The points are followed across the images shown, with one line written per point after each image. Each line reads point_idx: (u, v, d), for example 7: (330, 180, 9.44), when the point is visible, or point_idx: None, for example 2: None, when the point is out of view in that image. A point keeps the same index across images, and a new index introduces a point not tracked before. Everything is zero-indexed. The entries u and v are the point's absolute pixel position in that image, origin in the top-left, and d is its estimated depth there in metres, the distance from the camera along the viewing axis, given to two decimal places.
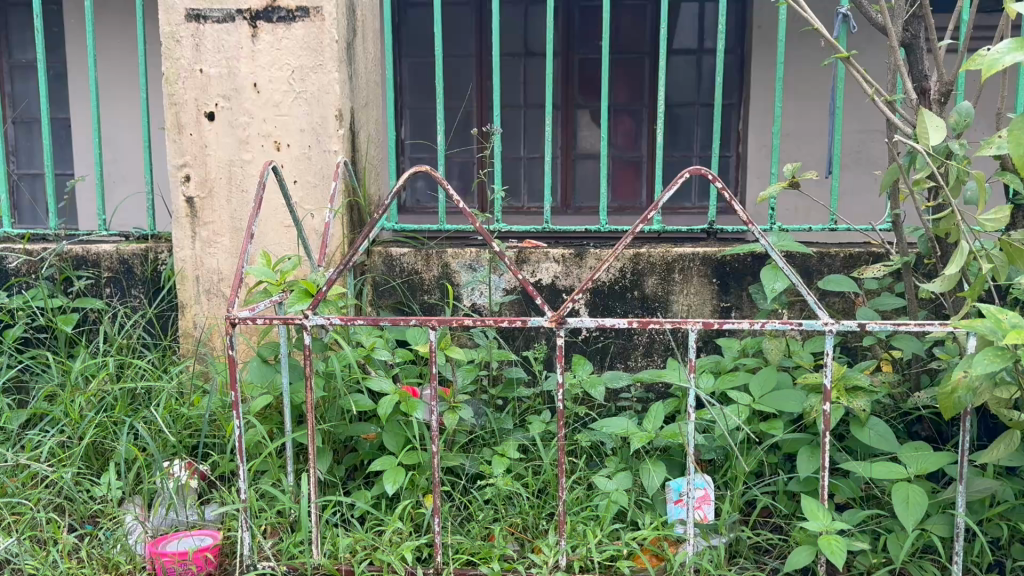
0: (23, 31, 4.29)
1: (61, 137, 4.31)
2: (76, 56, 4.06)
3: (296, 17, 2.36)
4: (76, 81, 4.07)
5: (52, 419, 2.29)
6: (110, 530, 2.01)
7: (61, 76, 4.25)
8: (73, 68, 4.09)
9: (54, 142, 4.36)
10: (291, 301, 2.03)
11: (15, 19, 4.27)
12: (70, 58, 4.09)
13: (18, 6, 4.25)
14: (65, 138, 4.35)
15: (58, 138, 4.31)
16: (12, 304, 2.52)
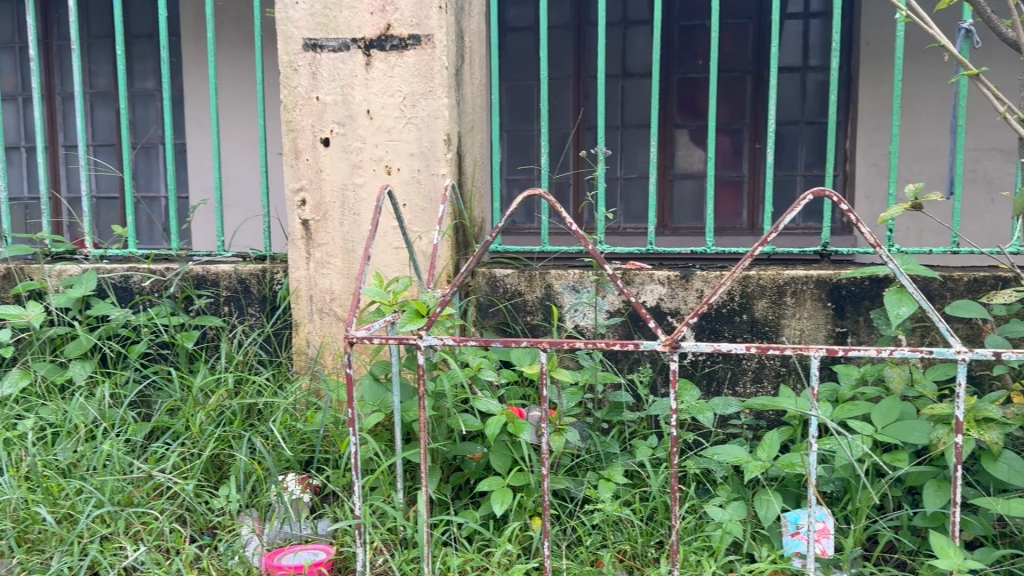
0: (144, 61, 4.54)
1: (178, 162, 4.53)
2: (196, 84, 4.28)
3: (408, 45, 2.42)
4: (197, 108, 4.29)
5: (174, 433, 2.37)
6: (229, 542, 2.09)
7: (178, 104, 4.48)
8: (193, 96, 4.31)
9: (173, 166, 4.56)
10: (403, 322, 2.11)
11: (137, 50, 4.53)
12: (191, 86, 4.31)
13: (138, 39, 4.50)
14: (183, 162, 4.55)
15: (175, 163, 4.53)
16: (137, 321, 2.58)
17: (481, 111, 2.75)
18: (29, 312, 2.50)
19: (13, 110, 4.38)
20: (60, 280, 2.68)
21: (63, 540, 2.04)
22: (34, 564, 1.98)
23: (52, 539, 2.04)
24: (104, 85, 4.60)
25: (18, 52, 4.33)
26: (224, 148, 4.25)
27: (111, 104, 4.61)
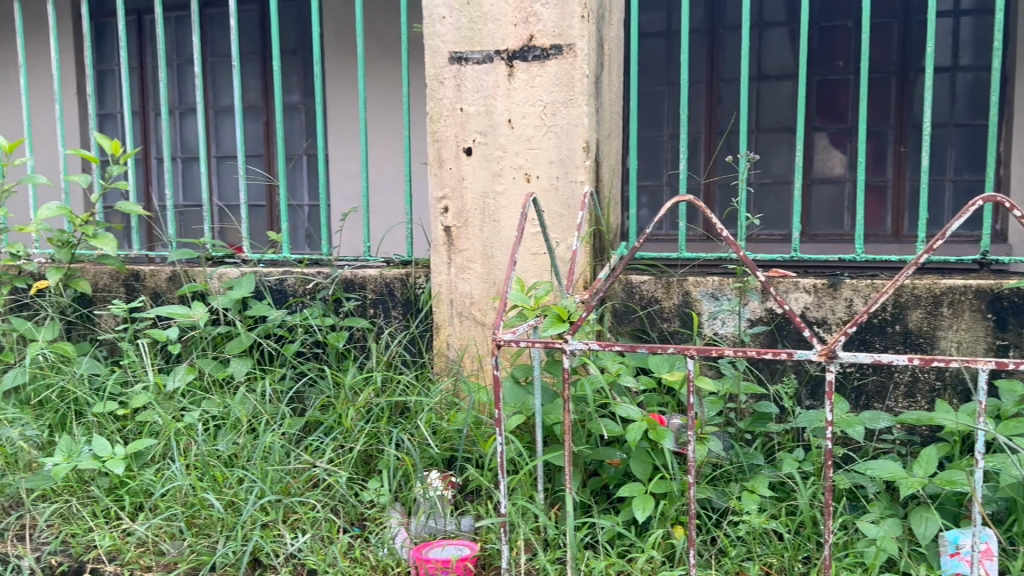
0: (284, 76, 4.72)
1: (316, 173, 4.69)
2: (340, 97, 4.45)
3: (550, 54, 2.46)
4: (341, 120, 4.46)
5: (327, 427, 2.49)
6: (377, 534, 2.18)
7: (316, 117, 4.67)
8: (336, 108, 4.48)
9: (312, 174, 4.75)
10: (545, 326, 2.18)
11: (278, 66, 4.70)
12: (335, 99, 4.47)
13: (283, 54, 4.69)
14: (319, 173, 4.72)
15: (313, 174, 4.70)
16: (292, 320, 2.71)
17: (619, 117, 2.75)
18: (195, 312, 2.60)
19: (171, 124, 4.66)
20: (220, 282, 2.77)
21: (229, 527, 2.15)
22: (202, 547, 2.10)
23: (218, 525, 2.16)
24: (254, 99, 4.75)
25: (176, 68, 4.63)
26: (372, 156, 4.44)
27: (260, 117, 4.74)
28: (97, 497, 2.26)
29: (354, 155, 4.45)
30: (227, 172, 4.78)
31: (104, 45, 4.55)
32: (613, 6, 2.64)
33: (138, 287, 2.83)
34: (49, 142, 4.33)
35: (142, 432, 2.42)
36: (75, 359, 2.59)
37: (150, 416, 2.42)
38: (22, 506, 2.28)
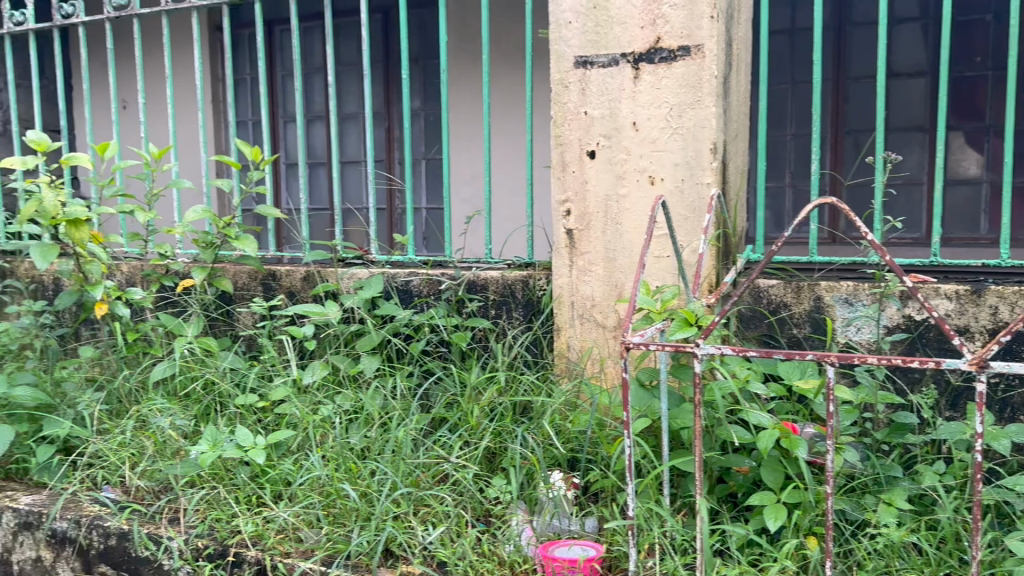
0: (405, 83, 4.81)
1: (435, 177, 4.77)
2: (464, 103, 4.53)
3: (678, 56, 2.42)
4: (465, 125, 4.54)
5: (453, 424, 2.55)
6: (501, 530, 2.23)
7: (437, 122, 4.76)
8: (460, 113, 4.56)
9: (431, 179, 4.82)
10: (672, 329, 2.17)
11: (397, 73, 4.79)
12: (458, 104, 4.56)
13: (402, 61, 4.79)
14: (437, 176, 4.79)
15: (432, 178, 4.77)
16: (417, 320, 2.78)
17: (747, 118, 2.67)
18: (329, 309, 2.73)
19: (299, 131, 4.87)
20: (350, 282, 2.90)
21: (364, 517, 2.23)
22: (338, 536, 2.19)
23: (352, 514, 2.24)
24: (378, 106, 4.90)
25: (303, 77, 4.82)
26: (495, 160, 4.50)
27: (383, 123, 4.87)
28: (238, 485, 2.35)
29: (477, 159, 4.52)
30: (351, 177, 4.96)
31: (249, 54, 4.82)
32: (741, 6, 2.58)
33: (273, 287, 2.97)
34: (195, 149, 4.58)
35: (281, 423, 2.53)
36: (217, 354, 2.71)
37: (288, 409, 2.53)
38: (171, 490, 2.37)
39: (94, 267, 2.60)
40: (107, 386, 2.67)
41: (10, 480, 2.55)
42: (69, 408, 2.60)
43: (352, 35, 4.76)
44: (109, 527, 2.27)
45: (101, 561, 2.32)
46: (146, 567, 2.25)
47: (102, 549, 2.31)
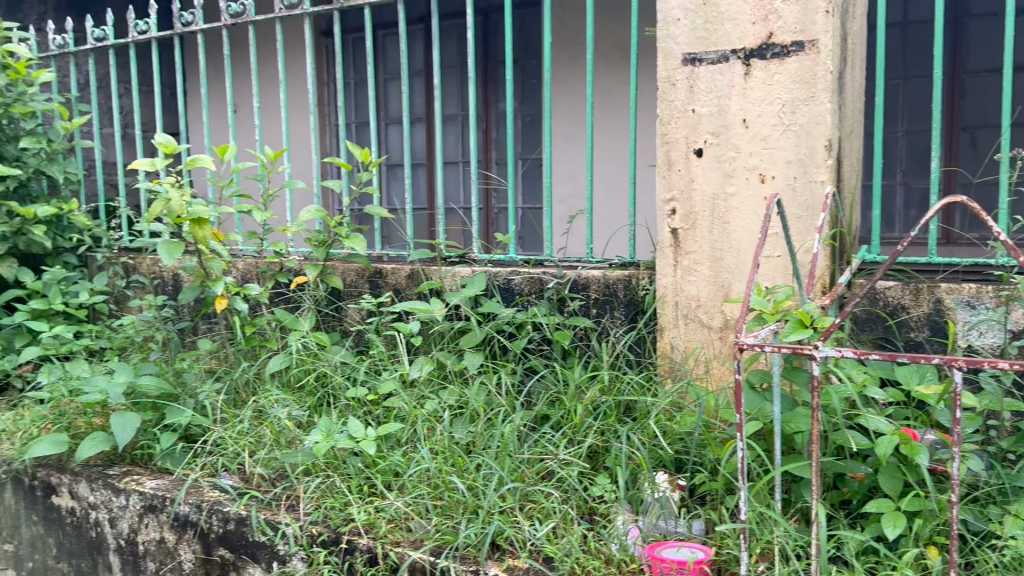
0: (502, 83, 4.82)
1: (532, 176, 4.78)
2: (565, 102, 4.53)
3: (791, 52, 2.34)
4: (567, 124, 4.54)
5: (556, 422, 2.53)
6: (605, 528, 2.20)
7: (535, 121, 4.76)
8: (561, 112, 4.55)
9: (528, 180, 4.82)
10: (786, 331, 2.12)
11: (496, 74, 4.82)
12: (559, 104, 4.56)
13: (499, 63, 4.81)
14: (534, 176, 4.79)
15: (530, 177, 4.78)
16: (518, 317, 2.78)
17: (861, 114, 2.58)
18: (434, 307, 2.75)
19: (399, 133, 4.96)
20: (453, 280, 2.94)
21: (471, 510, 2.25)
22: (446, 527, 2.21)
23: (460, 507, 2.26)
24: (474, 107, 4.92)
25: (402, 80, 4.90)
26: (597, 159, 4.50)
27: (480, 125, 4.90)
28: (349, 475, 2.42)
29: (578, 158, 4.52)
30: (450, 178, 5.01)
31: (355, 58, 4.97)
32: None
33: (380, 284, 3.05)
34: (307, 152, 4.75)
35: (389, 416, 2.61)
36: (329, 349, 2.81)
37: (395, 403, 2.60)
38: (286, 478, 2.46)
39: (216, 262, 2.70)
40: (225, 377, 2.78)
41: (135, 464, 2.64)
42: (190, 397, 2.70)
43: (455, 37, 4.85)
44: (228, 512, 2.36)
45: (221, 544, 2.40)
46: (262, 552, 2.33)
47: (220, 534, 2.39)
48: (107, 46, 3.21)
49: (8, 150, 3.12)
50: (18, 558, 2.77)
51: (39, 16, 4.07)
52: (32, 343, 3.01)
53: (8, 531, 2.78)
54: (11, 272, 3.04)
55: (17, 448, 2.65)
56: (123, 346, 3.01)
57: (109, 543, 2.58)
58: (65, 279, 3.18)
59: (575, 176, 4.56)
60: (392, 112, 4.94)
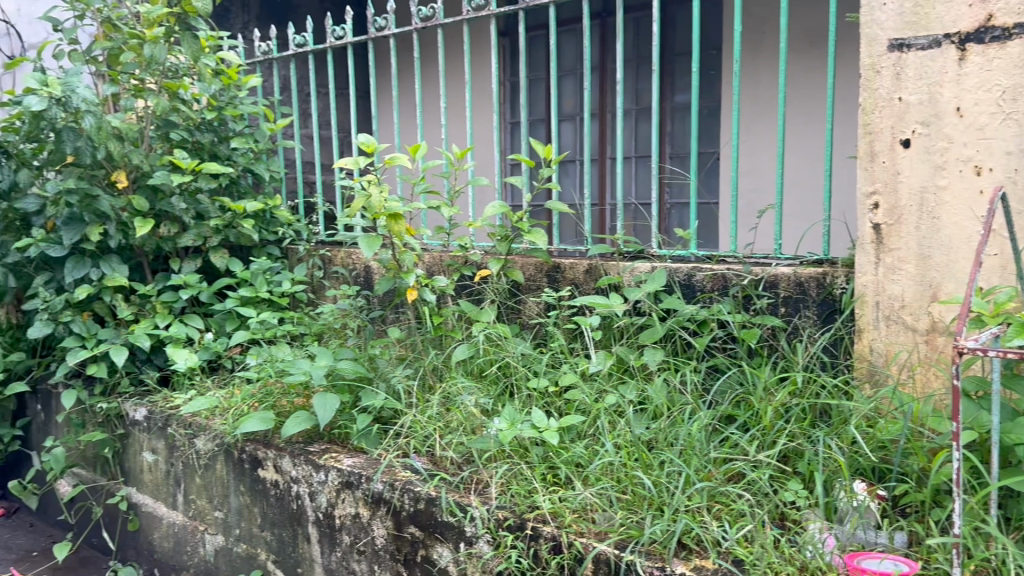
0: (682, 76, 4.73)
1: (711, 170, 4.69)
2: (753, 94, 4.41)
3: (1014, 34, 2.11)
4: (755, 117, 4.42)
5: (743, 423, 2.43)
6: (796, 535, 2.04)
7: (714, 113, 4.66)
8: (749, 105, 4.44)
9: (704, 173, 4.74)
10: (1008, 336, 1.94)
11: (677, 67, 4.73)
12: (746, 96, 4.45)
13: (680, 55, 4.71)
14: (712, 169, 4.70)
15: (708, 171, 4.69)
16: (701, 313, 2.69)
17: None
18: (614, 302, 2.65)
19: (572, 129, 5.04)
20: (631, 276, 2.84)
21: (657, 507, 2.14)
22: (631, 522, 2.12)
23: (645, 502, 2.16)
24: (648, 100, 4.83)
25: (577, 75, 4.91)
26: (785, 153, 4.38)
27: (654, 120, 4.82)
28: (533, 463, 2.41)
29: (761, 152, 4.42)
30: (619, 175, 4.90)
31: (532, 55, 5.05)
32: None
33: (558, 278, 3.02)
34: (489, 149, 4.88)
35: (570, 408, 2.57)
36: (511, 340, 2.87)
37: (577, 395, 2.56)
38: (472, 463, 2.51)
39: (408, 256, 2.88)
40: (415, 363, 2.94)
41: (333, 442, 2.81)
42: (383, 380, 2.87)
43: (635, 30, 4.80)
44: (419, 492, 2.41)
45: (412, 522, 2.44)
46: (449, 532, 2.34)
47: (412, 512, 2.44)
48: (307, 51, 3.42)
49: (222, 150, 3.46)
50: (226, 525, 2.98)
51: (243, 25, 4.42)
52: (241, 327, 3.30)
53: (218, 498, 2.98)
54: (223, 262, 3.38)
55: (230, 423, 2.89)
56: (321, 332, 3.26)
57: (309, 515, 2.73)
58: (270, 270, 3.49)
59: (762, 170, 4.45)
60: (567, 108, 5.02)
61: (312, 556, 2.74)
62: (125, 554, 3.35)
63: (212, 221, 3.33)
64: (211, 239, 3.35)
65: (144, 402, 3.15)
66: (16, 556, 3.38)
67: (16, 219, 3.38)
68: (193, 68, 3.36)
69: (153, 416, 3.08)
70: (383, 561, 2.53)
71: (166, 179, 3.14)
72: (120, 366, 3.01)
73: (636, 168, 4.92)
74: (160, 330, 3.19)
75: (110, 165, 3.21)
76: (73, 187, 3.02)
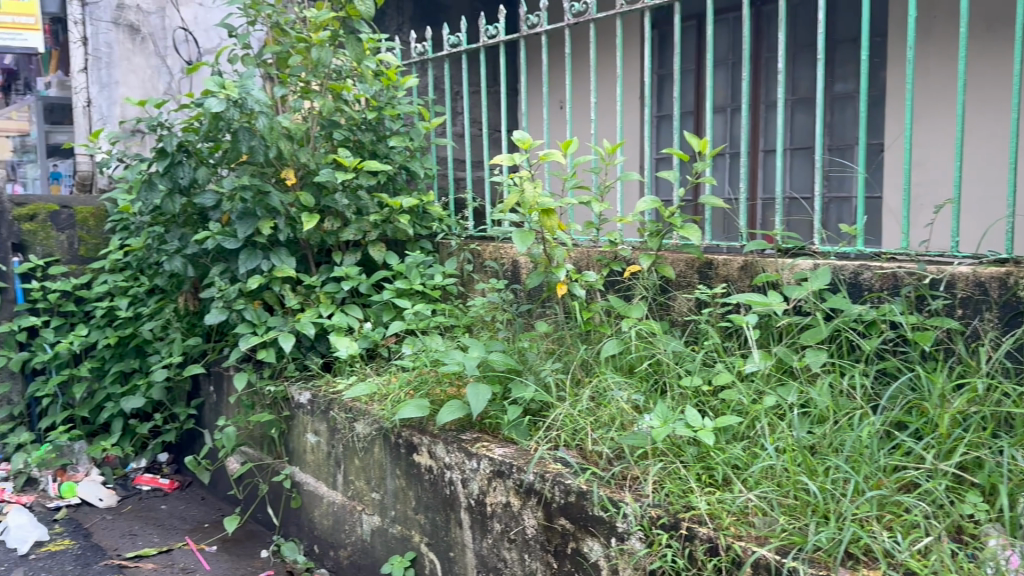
0: (845, 64, 4.54)
1: (875, 162, 4.47)
2: (927, 83, 4.17)
3: None
4: (928, 107, 4.19)
5: (916, 430, 2.30)
6: (975, 551, 1.91)
7: (880, 103, 4.44)
8: (922, 94, 4.21)
9: (866, 166, 4.53)
10: None
11: (840, 55, 4.55)
12: (918, 84, 4.22)
13: (843, 43, 4.53)
14: (876, 162, 4.48)
15: (872, 163, 4.47)
16: (868, 314, 2.56)
17: None
18: (772, 301, 2.58)
19: (724, 121, 4.93)
20: (791, 274, 2.74)
21: (822, 514, 2.06)
22: (794, 528, 2.03)
23: (809, 509, 2.08)
24: (806, 90, 4.66)
25: (732, 66, 4.81)
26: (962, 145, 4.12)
27: (811, 110, 4.64)
28: (689, 462, 2.34)
29: (934, 143, 4.18)
30: (772, 167, 4.72)
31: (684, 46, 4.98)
32: None
33: (711, 275, 2.95)
34: (637, 142, 4.85)
35: (726, 409, 2.51)
36: (662, 337, 2.81)
37: (733, 395, 2.50)
38: (623, 459, 2.44)
39: (559, 251, 2.86)
40: (564, 357, 2.92)
41: (483, 432, 2.83)
42: (533, 374, 2.86)
43: (797, 17, 4.67)
44: (570, 484, 2.37)
45: (562, 514, 2.41)
46: (600, 527, 2.30)
47: (562, 504, 2.41)
48: (461, 51, 3.48)
49: (381, 149, 3.60)
50: (382, 506, 3.05)
51: (398, 26, 4.59)
52: (397, 318, 3.44)
53: (375, 480, 3.07)
54: (381, 255, 3.56)
55: (388, 410, 2.99)
56: (470, 324, 3.35)
57: (461, 501, 2.76)
58: (423, 263, 3.60)
59: (935, 163, 4.20)
60: (719, 100, 4.92)
61: (463, 541, 2.75)
62: (286, 530, 3.48)
63: (371, 216, 3.49)
64: (369, 234, 3.51)
65: (308, 386, 3.33)
66: (189, 526, 3.62)
67: (195, 213, 3.63)
68: (355, 70, 3.51)
69: (316, 400, 3.25)
70: (534, 551, 2.51)
71: (331, 176, 3.32)
72: (287, 351, 3.21)
73: (791, 161, 4.76)
74: (323, 319, 3.38)
75: (279, 163, 3.41)
76: (247, 183, 3.26)
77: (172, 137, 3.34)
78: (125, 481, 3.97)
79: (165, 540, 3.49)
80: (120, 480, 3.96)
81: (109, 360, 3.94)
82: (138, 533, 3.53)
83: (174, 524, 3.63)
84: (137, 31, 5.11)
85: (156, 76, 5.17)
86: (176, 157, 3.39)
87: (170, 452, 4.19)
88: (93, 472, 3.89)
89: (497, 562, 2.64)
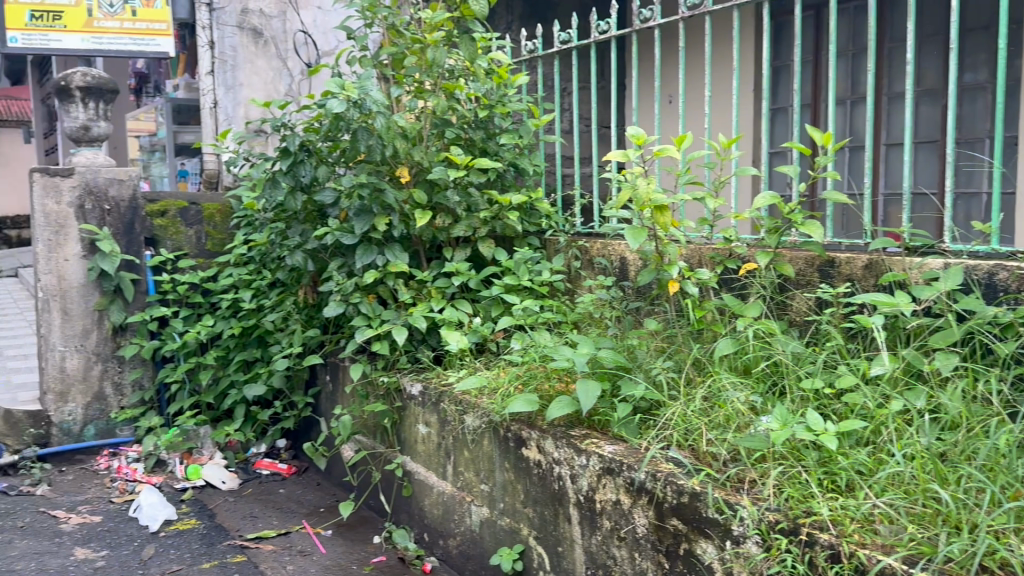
0: (977, 53, 4.32)
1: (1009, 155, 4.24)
2: None
3: None
4: None
5: None
6: None
7: (1016, 93, 4.22)
8: None
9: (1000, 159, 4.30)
10: None
11: (971, 44, 4.35)
12: None
13: (974, 31, 4.33)
14: (1011, 156, 4.25)
15: (1006, 156, 4.24)
16: (1005, 316, 2.41)
17: None
18: (899, 301, 2.48)
19: (843, 115, 4.78)
20: (921, 273, 2.63)
21: (954, 524, 1.97)
22: (922, 538, 1.96)
23: (940, 518, 2.00)
24: (932, 81, 4.47)
25: (852, 58, 4.67)
26: None
27: (938, 101, 4.43)
28: (810, 467, 2.28)
29: None
30: (895, 160, 4.55)
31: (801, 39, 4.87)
32: None
33: (833, 274, 2.86)
34: (750, 137, 4.75)
35: (849, 412, 2.44)
36: (780, 337, 2.74)
37: (857, 399, 2.43)
38: (739, 461, 2.40)
39: (671, 247, 2.82)
40: (676, 356, 2.90)
41: (592, 429, 2.80)
42: (644, 372, 2.84)
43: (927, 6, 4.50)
44: (683, 485, 2.34)
45: (674, 514, 2.37)
46: (714, 530, 2.25)
47: (675, 504, 2.37)
48: (571, 47, 3.46)
49: (491, 146, 3.65)
50: (491, 498, 3.07)
51: (506, 25, 4.69)
52: (505, 313, 3.48)
53: (485, 472, 3.10)
54: (490, 251, 3.61)
55: (498, 403, 3.02)
56: (578, 321, 3.36)
57: (570, 497, 2.74)
58: (531, 259, 3.63)
59: None
60: (839, 93, 4.77)
61: (572, 537, 2.74)
62: (398, 517, 3.59)
63: (481, 212, 3.55)
64: (479, 230, 3.58)
65: (419, 378, 3.41)
66: (306, 510, 3.78)
67: (313, 210, 3.79)
68: (468, 69, 3.59)
69: (427, 392, 3.33)
70: (644, 551, 2.48)
71: (444, 173, 3.38)
72: (400, 344, 3.31)
73: (916, 155, 4.57)
74: (434, 313, 3.47)
75: (394, 162, 3.52)
76: (365, 181, 3.38)
77: (294, 136, 3.51)
78: (245, 465, 4.18)
79: (283, 522, 3.65)
80: (241, 465, 4.17)
81: (233, 350, 4.17)
82: (258, 515, 3.71)
83: (291, 508, 3.79)
84: (261, 35, 5.44)
85: (277, 79, 5.50)
86: (298, 156, 3.54)
87: (287, 438, 4.37)
88: (216, 456, 4.13)
89: (607, 560, 2.62)
